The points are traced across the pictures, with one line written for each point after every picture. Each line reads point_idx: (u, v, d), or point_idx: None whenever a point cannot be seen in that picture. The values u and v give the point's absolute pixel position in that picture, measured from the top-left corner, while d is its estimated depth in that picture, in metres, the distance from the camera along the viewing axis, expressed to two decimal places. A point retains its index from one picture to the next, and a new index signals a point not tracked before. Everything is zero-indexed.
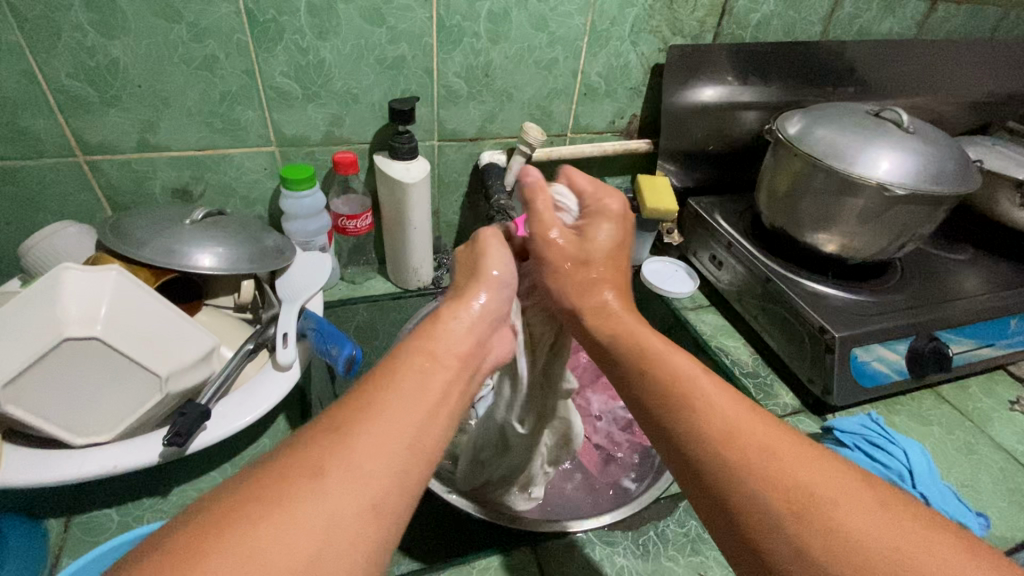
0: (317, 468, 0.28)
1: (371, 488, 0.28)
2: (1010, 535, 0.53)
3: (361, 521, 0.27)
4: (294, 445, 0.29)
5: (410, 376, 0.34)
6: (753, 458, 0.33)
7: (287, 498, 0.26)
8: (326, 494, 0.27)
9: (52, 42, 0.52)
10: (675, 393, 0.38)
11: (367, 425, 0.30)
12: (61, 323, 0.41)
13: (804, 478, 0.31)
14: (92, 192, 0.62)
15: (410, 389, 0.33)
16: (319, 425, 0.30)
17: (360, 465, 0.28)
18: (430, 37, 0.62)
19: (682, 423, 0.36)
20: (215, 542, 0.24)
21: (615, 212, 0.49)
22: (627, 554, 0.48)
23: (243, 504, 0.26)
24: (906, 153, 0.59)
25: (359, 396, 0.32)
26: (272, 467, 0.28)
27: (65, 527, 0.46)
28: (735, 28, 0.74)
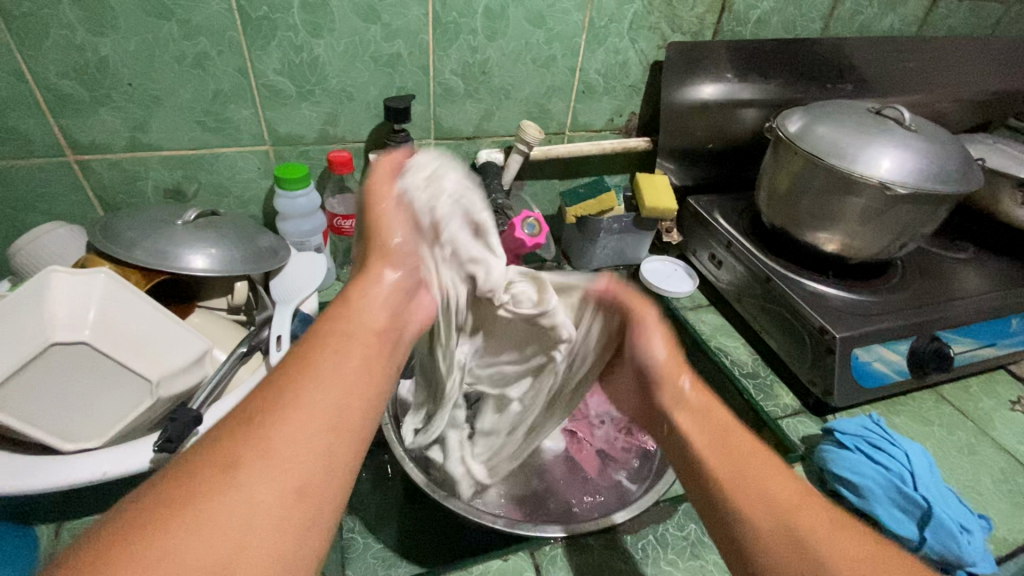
0: (231, 460, 0.27)
1: (292, 470, 0.28)
2: (1012, 538, 0.52)
3: (286, 504, 0.27)
4: (209, 440, 0.28)
5: (326, 360, 0.34)
6: (811, 530, 0.34)
7: (200, 494, 0.25)
8: (244, 483, 0.26)
9: (40, 41, 0.51)
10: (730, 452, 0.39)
11: (284, 411, 0.30)
12: (50, 329, 0.40)
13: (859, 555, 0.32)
14: (83, 192, 0.61)
15: (330, 371, 0.33)
16: (233, 420, 0.29)
17: (278, 451, 0.28)
18: (426, 34, 0.61)
19: (740, 482, 0.37)
20: (126, 546, 0.23)
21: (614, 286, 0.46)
22: (625, 559, 0.48)
23: (155, 506, 0.25)
24: (907, 151, 0.58)
25: (273, 385, 0.32)
26: (188, 462, 0.27)
27: (57, 532, 0.46)
28: (735, 25, 0.74)
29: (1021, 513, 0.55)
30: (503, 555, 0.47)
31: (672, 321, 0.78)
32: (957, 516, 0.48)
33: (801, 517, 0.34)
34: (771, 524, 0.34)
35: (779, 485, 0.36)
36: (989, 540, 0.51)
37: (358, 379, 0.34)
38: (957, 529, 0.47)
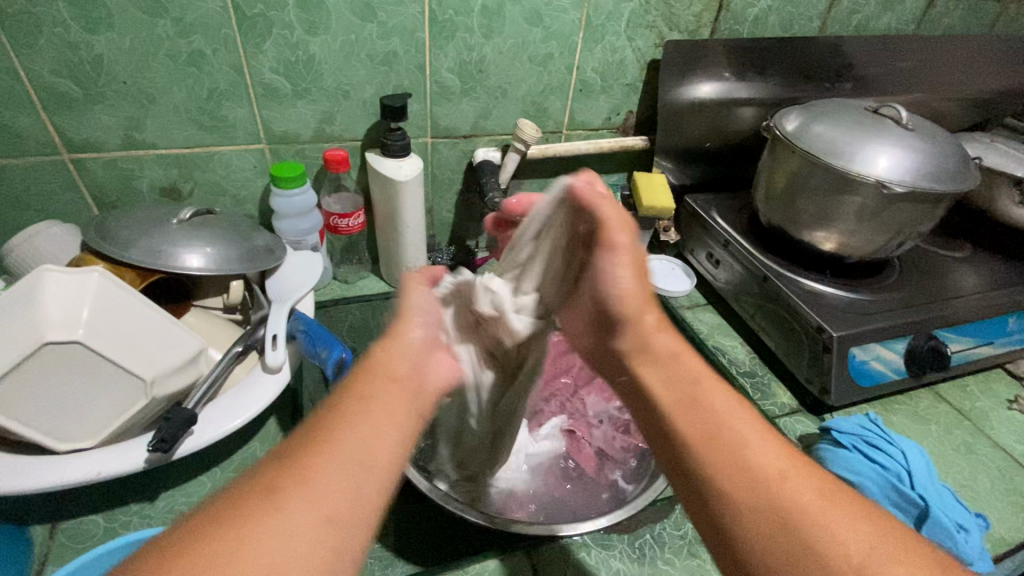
0: (271, 490, 0.28)
1: (327, 503, 0.29)
2: (1009, 536, 0.52)
3: (318, 535, 0.27)
4: (250, 473, 0.30)
5: (359, 404, 0.34)
6: (795, 513, 0.33)
7: (239, 518, 0.27)
8: (282, 511, 0.27)
9: (33, 38, 0.51)
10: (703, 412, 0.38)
11: (319, 448, 0.31)
12: (42, 328, 0.40)
13: (845, 534, 0.32)
14: (78, 191, 0.61)
15: (364, 413, 0.34)
16: (274, 456, 0.31)
17: (313, 486, 0.29)
18: (422, 32, 0.61)
19: (720, 460, 0.35)
20: (173, 562, 0.24)
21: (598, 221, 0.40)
22: (623, 558, 0.47)
23: (202, 525, 0.26)
24: (905, 150, 0.58)
25: (310, 426, 0.33)
26: (229, 493, 0.28)
27: (51, 534, 0.45)
28: (733, 23, 0.74)
29: (1017, 512, 0.55)
30: (499, 554, 0.47)
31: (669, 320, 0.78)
32: (953, 515, 0.48)
33: (784, 496, 0.33)
34: (756, 507, 0.33)
35: (756, 453, 0.35)
36: (985, 539, 0.51)
37: (388, 414, 0.35)
38: (953, 528, 0.47)
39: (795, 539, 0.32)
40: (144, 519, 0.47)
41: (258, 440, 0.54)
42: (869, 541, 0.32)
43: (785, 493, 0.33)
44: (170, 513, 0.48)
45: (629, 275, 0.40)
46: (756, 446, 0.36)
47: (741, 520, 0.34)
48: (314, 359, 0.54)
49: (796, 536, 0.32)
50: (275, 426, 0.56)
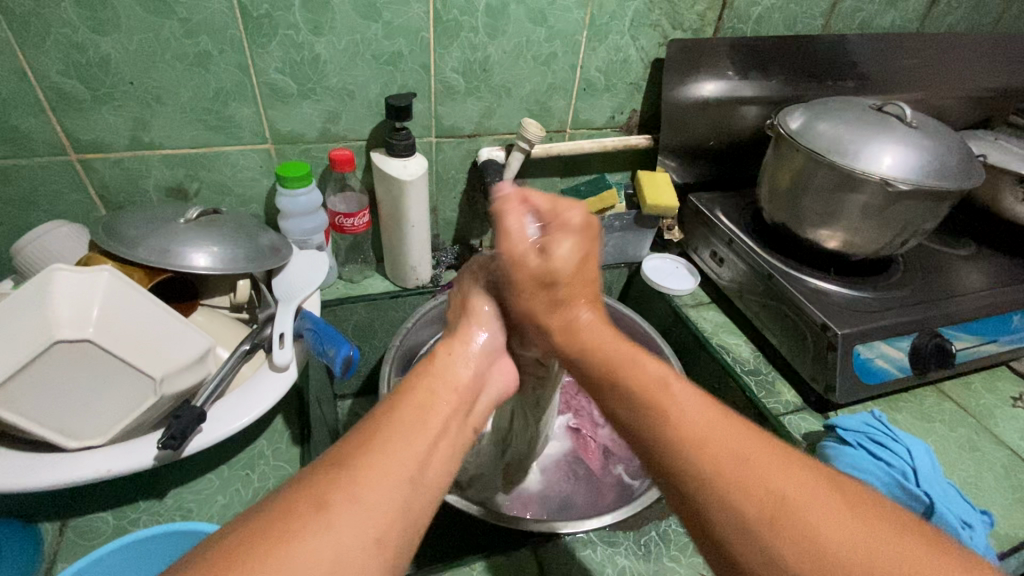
0: (321, 501, 0.27)
1: (378, 519, 0.28)
2: (1014, 533, 0.52)
3: (367, 555, 0.27)
4: (297, 480, 0.29)
5: (410, 409, 0.34)
6: (729, 470, 0.33)
7: (293, 531, 0.26)
8: (332, 525, 0.27)
9: (41, 39, 0.51)
10: (648, 396, 0.38)
11: (371, 457, 0.30)
12: (53, 326, 0.40)
13: (777, 483, 0.32)
14: (85, 191, 0.61)
15: (411, 422, 0.33)
16: (322, 461, 0.30)
17: (367, 499, 0.28)
18: (426, 32, 0.61)
19: (661, 430, 0.36)
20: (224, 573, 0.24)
21: (576, 225, 0.44)
22: (628, 555, 0.48)
23: (247, 539, 0.25)
24: (909, 148, 0.58)
25: (362, 431, 0.32)
26: (276, 503, 0.27)
27: (60, 531, 0.46)
28: (736, 22, 0.74)
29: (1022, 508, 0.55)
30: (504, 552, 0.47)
31: (673, 318, 0.78)
32: (958, 513, 0.48)
33: (720, 454, 0.33)
34: (693, 470, 0.34)
35: (705, 422, 0.35)
36: (990, 535, 0.52)
37: (434, 430, 0.34)
38: (958, 525, 0.47)
39: (727, 495, 0.32)
40: (153, 516, 0.47)
41: (265, 438, 0.54)
42: (805, 489, 0.32)
43: (716, 450, 0.33)
44: (178, 511, 0.48)
45: (523, 272, 0.43)
46: (691, 407, 0.36)
47: (700, 489, 0.33)
48: (321, 357, 0.54)
49: (733, 491, 0.32)
50: (282, 424, 0.56)
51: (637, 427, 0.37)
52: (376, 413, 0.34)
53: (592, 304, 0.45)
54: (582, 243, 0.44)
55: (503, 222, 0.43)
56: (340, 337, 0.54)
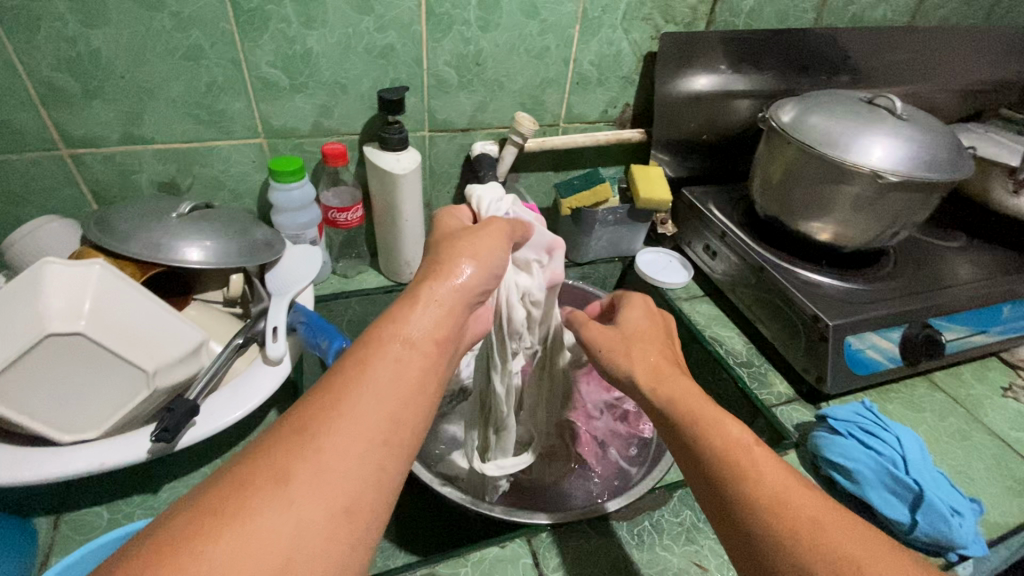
0: (283, 473, 0.27)
1: (343, 491, 0.28)
2: (1003, 520, 0.53)
3: (333, 525, 0.27)
4: (260, 447, 0.29)
5: (381, 364, 0.33)
6: (804, 531, 0.33)
7: (253, 506, 0.26)
8: (293, 497, 0.27)
9: (31, 34, 0.51)
10: (724, 451, 0.38)
11: (336, 424, 0.30)
12: (44, 320, 0.40)
13: (854, 553, 0.32)
14: (77, 186, 0.61)
15: (382, 381, 0.32)
16: (284, 426, 0.30)
17: (330, 469, 0.28)
18: (419, 25, 0.61)
19: (736, 482, 0.37)
20: (184, 550, 0.24)
21: (643, 302, 0.53)
22: (622, 544, 0.48)
23: (204, 515, 0.25)
24: (899, 140, 0.59)
25: (328, 391, 0.32)
26: (236, 472, 0.27)
27: (55, 525, 0.46)
28: (729, 15, 0.74)
29: (1012, 497, 0.55)
30: (499, 543, 0.47)
31: (666, 311, 0.78)
32: (947, 498, 0.49)
33: (795, 515, 0.34)
34: (766, 526, 0.34)
35: (781, 484, 0.36)
36: (980, 523, 0.52)
37: (404, 389, 0.33)
38: (948, 512, 0.47)
39: (801, 556, 0.33)
40: (147, 510, 0.47)
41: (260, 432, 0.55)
42: (881, 561, 0.32)
43: (792, 515, 0.34)
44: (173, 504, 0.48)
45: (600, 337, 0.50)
46: (769, 470, 0.37)
47: (777, 550, 0.33)
48: (314, 350, 0.55)
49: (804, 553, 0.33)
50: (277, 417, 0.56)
51: (711, 475, 0.38)
52: (343, 366, 0.33)
53: (662, 355, 0.47)
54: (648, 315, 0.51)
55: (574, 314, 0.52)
56: (334, 329, 0.54)
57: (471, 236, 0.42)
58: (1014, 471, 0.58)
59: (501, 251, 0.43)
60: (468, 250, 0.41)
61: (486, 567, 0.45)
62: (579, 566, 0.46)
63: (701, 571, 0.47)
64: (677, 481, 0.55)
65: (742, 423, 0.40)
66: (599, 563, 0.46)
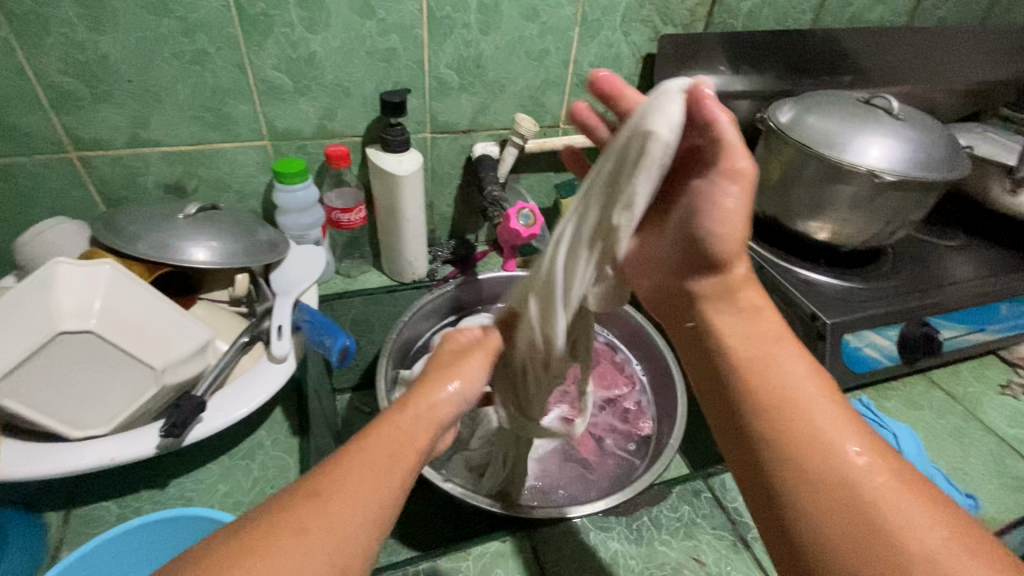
0: (298, 526, 0.30)
1: (346, 548, 0.31)
2: (1000, 516, 0.53)
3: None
4: (277, 505, 0.32)
5: (386, 441, 0.37)
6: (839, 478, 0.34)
7: (271, 554, 0.29)
8: (306, 551, 0.29)
9: (40, 39, 0.52)
10: (760, 370, 0.39)
11: (343, 486, 0.33)
12: (56, 318, 0.41)
13: (862, 477, 0.33)
14: (84, 188, 0.62)
15: (387, 458, 0.36)
16: (301, 486, 0.33)
17: (338, 525, 0.31)
18: (420, 29, 0.62)
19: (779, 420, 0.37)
20: None
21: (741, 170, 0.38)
22: (621, 539, 0.49)
23: (231, 559, 0.28)
24: (895, 139, 0.59)
25: (336, 462, 0.35)
26: (259, 523, 0.30)
27: (65, 519, 0.47)
28: (727, 17, 0.75)
29: (1008, 493, 0.56)
30: (500, 537, 0.48)
31: None
32: None
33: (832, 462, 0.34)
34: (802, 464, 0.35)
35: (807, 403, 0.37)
36: (976, 519, 0.53)
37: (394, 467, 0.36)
38: None
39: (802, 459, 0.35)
40: (155, 505, 0.49)
41: (265, 429, 0.56)
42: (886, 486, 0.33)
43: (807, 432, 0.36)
44: (180, 499, 0.49)
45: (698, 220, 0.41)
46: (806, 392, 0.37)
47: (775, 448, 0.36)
48: (319, 348, 0.55)
49: (822, 483, 0.34)
50: (281, 415, 0.57)
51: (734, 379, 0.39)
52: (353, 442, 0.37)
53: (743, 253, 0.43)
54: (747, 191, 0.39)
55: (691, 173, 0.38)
56: (338, 328, 0.55)
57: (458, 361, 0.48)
58: (1012, 468, 0.58)
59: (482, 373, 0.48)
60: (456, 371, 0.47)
61: (487, 561, 0.46)
62: (580, 561, 0.47)
63: (699, 565, 0.47)
64: (676, 477, 0.55)
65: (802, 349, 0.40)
66: (598, 557, 0.47)
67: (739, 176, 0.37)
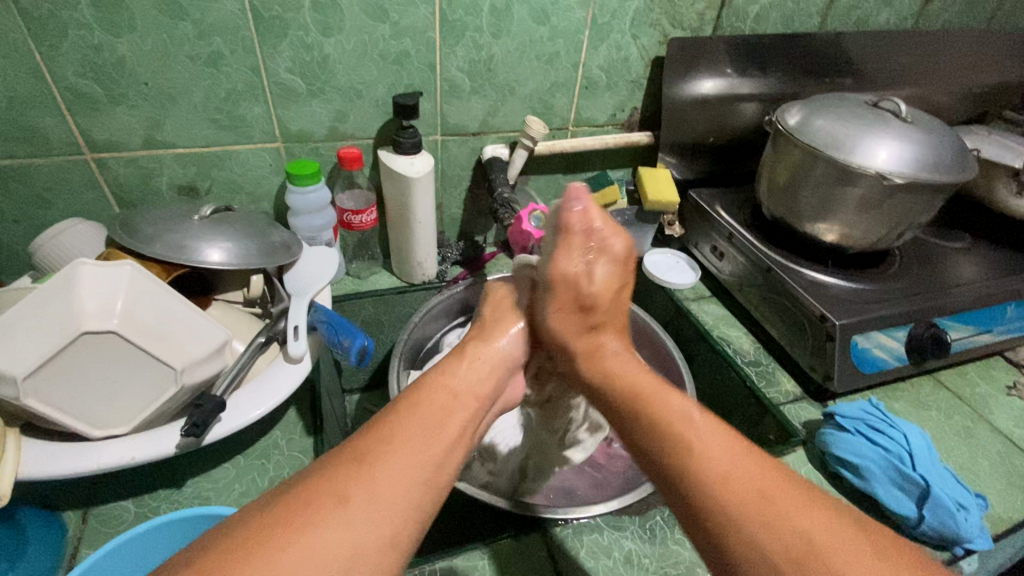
0: (342, 495, 0.31)
1: (392, 519, 0.31)
2: (1009, 516, 0.54)
3: (382, 551, 0.30)
4: (316, 470, 0.32)
5: (432, 408, 0.39)
6: (752, 509, 0.34)
7: (316, 521, 0.29)
8: (351, 518, 0.30)
9: (58, 40, 0.52)
10: (674, 434, 0.39)
11: (389, 452, 0.34)
12: (79, 318, 0.41)
13: (803, 526, 0.33)
14: (99, 189, 0.62)
15: (430, 422, 0.37)
16: (340, 454, 0.33)
17: (384, 491, 0.32)
18: (433, 32, 0.62)
19: (682, 466, 0.37)
20: (249, 558, 0.27)
21: (616, 251, 0.51)
22: (635, 538, 0.49)
23: (273, 526, 0.28)
24: (904, 142, 0.60)
25: (380, 427, 0.36)
26: (302, 489, 0.31)
27: (83, 519, 0.47)
28: (735, 20, 0.75)
29: (1016, 493, 0.56)
30: (515, 536, 0.48)
31: (675, 311, 0.79)
32: (953, 494, 0.50)
33: (741, 501, 0.34)
34: (723, 506, 0.35)
35: (724, 462, 0.37)
36: (985, 518, 0.53)
37: (437, 432, 0.37)
38: (954, 507, 0.49)
39: (748, 527, 0.33)
40: (173, 504, 0.49)
41: (280, 429, 0.56)
42: (825, 529, 0.33)
43: (739, 489, 0.35)
44: (197, 498, 0.50)
45: (563, 291, 0.49)
46: (718, 449, 0.37)
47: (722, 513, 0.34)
48: (336, 348, 0.56)
49: (780, 544, 0.32)
50: (295, 415, 0.58)
51: (657, 453, 0.39)
52: (393, 407, 0.38)
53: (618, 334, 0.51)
54: (616, 268, 0.51)
55: (568, 240, 0.49)
56: (354, 328, 0.55)
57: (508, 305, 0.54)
58: (1020, 469, 0.59)
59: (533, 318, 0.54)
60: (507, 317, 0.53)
61: (503, 560, 0.46)
62: (594, 560, 0.47)
63: None
64: None
65: (687, 397, 0.42)
66: (612, 556, 0.48)
67: (551, 283, 0.50)
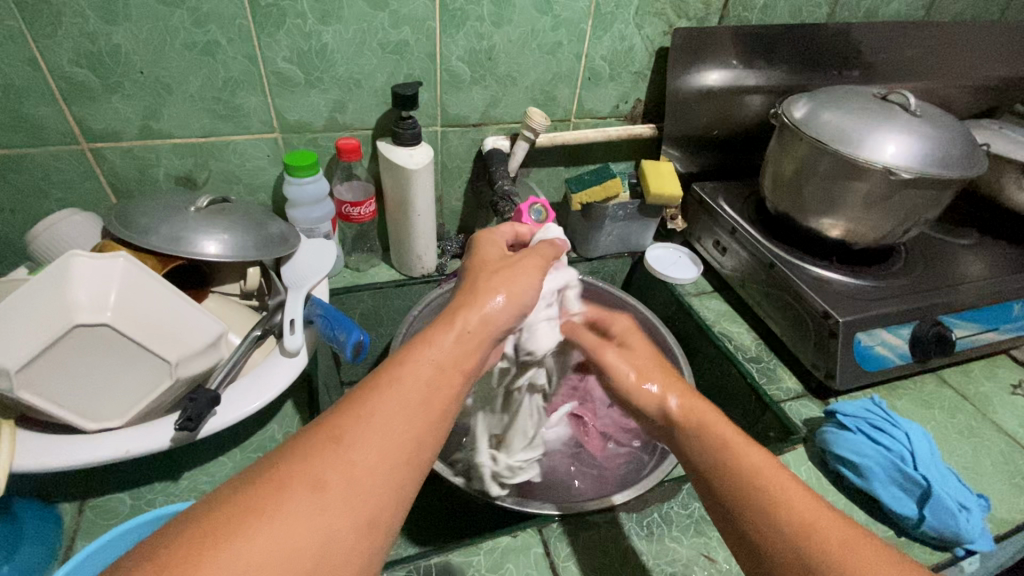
0: (318, 481, 0.30)
1: (368, 503, 0.30)
2: (1011, 517, 0.53)
3: (358, 536, 0.29)
4: (296, 451, 0.31)
5: (414, 384, 0.36)
6: (835, 557, 0.34)
7: (288, 504, 0.28)
8: (327, 504, 0.29)
9: (52, 27, 0.51)
10: (753, 481, 0.39)
11: (365, 431, 0.32)
12: (72, 310, 0.41)
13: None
14: (96, 180, 0.62)
15: (410, 400, 0.35)
16: (318, 433, 0.32)
17: (361, 478, 0.31)
18: (433, 21, 0.61)
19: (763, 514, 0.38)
20: (221, 543, 0.26)
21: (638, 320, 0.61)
22: (631, 535, 0.49)
23: (244, 510, 0.27)
24: (913, 136, 0.59)
25: (359, 401, 0.34)
26: (276, 470, 0.30)
27: (80, 510, 0.47)
28: (742, 11, 0.74)
29: (1019, 493, 0.56)
30: (510, 532, 0.48)
31: (676, 306, 0.79)
32: (953, 494, 0.49)
33: (828, 551, 0.35)
34: (810, 557, 0.35)
35: (806, 511, 0.37)
36: (987, 519, 0.53)
37: (411, 409, 0.34)
38: (955, 508, 0.48)
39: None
40: (169, 497, 0.49)
41: (277, 423, 0.56)
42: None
43: (824, 541, 0.35)
44: (193, 491, 0.50)
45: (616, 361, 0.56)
46: (799, 497, 0.38)
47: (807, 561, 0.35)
48: (331, 342, 0.55)
49: None
50: (292, 409, 0.57)
51: (734, 502, 0.40)
52: (375, 380, 0.35)
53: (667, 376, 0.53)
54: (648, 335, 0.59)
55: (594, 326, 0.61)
56: (349, 321, 0.54)
57: (506, 270, 0.46)
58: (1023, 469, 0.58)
59: (532, 291, 0.45)
60: (503, 284, 0.44)
61: (498, 557, 0.46)
62: (590, 557, 0.47)
63: (709, 562, 0.47)
64: (686, 474, 0.55)
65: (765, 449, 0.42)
66: (608, 554, 0.47)
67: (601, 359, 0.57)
